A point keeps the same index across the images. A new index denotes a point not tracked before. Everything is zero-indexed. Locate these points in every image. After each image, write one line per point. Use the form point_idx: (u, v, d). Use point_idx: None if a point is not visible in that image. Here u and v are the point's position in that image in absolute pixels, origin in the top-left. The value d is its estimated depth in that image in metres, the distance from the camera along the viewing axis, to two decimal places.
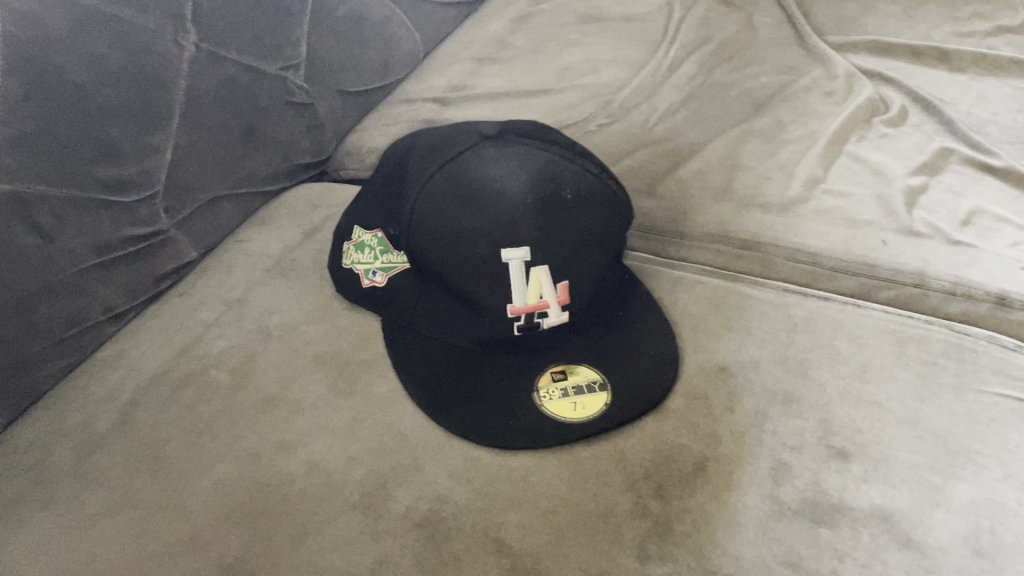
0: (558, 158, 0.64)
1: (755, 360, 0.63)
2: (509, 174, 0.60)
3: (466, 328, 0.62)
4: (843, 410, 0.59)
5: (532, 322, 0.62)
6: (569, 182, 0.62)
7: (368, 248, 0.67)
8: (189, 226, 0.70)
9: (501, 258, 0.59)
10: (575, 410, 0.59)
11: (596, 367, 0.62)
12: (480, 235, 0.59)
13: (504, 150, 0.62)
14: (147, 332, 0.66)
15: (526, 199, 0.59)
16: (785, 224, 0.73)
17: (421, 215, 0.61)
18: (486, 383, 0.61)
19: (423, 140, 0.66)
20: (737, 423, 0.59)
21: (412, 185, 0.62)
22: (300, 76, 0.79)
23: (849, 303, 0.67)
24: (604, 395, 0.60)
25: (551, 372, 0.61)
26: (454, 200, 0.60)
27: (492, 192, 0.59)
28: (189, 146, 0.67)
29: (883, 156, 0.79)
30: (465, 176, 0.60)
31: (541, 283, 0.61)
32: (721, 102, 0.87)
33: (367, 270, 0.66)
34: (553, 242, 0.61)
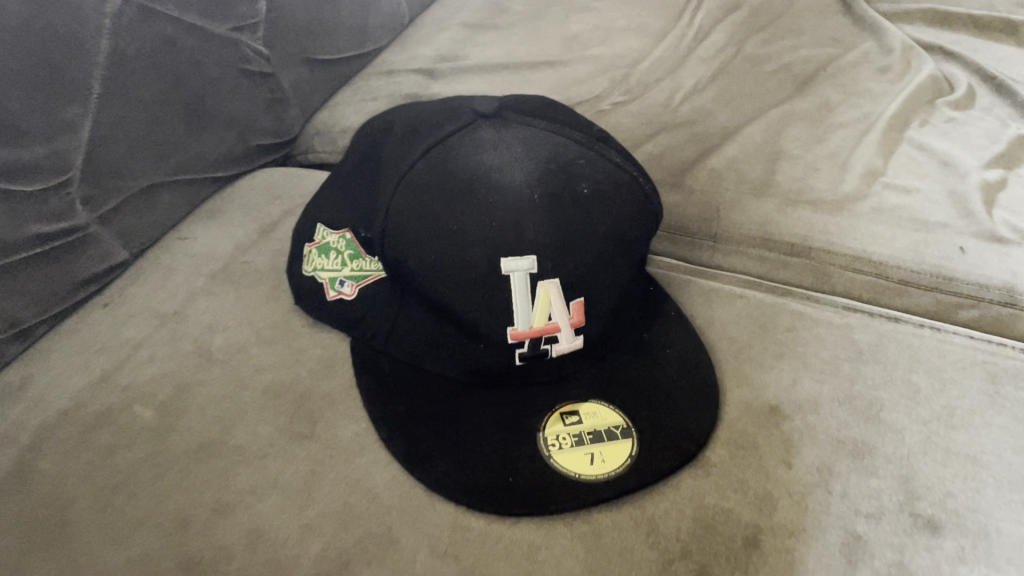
0: (571, 144, 0.51)
1: (814, 399, 0.51)
2: (509, 164, 0.48)
3: (455, 355, 0.49)
4: (928, 466, 0.47)
5: (538, 349, 0.49)
6: (585, 173, 0.50)
7: (334, 253, 0.54)
8: (115, 220, 0.57)
9: (499, 270, 0.47)
10: (592, 464, 0.46)
11: (616, 408, 0.49)
12: (471, 239, 0.46)
13: (503, 133, 0.50)
14: (60, 352, 0.53)
15: (531, 194, 0.47)
16: (840, 225, 0.60)
17: (399, 214, 0.48)
18: (479, 425, 0.48)
19: (403, 119, 0.54)
20: (795, 483, 0.46)
21: (388, 177, 0.50)
22: (258, 40, 0.65)
23: (926, 326, 0.55)
24: (629, 445, 0.47)
25: (561, 414, 0.49)
26: (439, 195, 0.47)
27: (488, 185, 0.47)
28: (115, 123, 0.54)
29: (951, 146, 0.66)
30: (453, 165, 0.48)
31: (550, 301, 0.48)
32: (756, 78, 0.74)
33: (334, 279, 0.54)
34: (568, 249, 0.48)
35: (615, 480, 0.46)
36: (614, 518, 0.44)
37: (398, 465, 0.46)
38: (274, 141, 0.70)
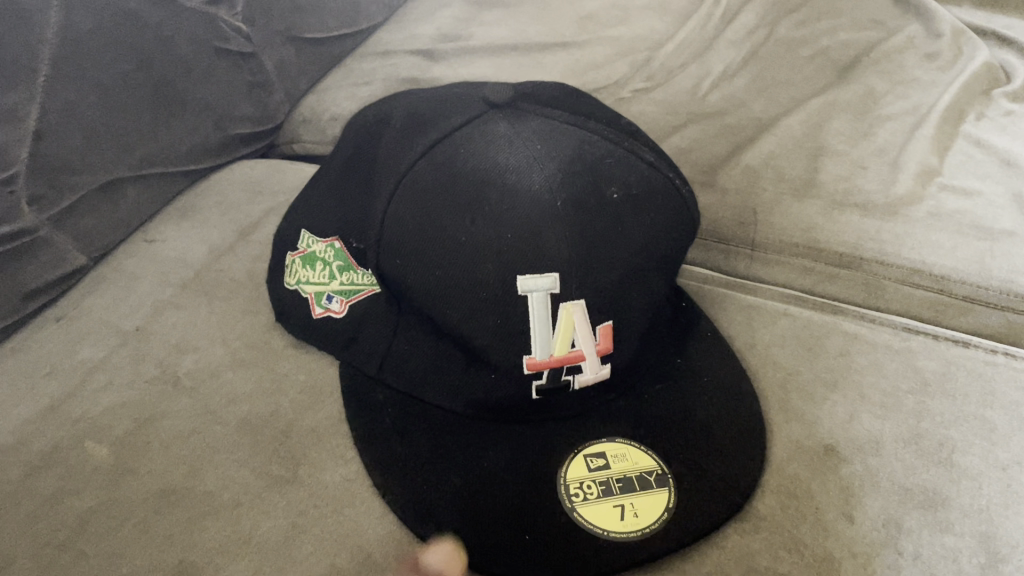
0: (599, 141, 0.44)
1: (875, 439, 0.44)
2: (527, 164, 0.41)
3: (461, 387, 0.42)
4: (1010, 521, 0.40)
5: (557, 380, 0.42)
6: (616, 177, 0.42)
7: (321, 264, 0.47)
8: (70, 220, 0.49)
9: (517, 290, 0.40)
10: (622, 519, 0.39)
11: (648, 449, 0.42)
12: (483, 253, 0.39)
13: (520, 127, 0.43)
14: (4, 376, 0.46)
15: (553, 201, 0.40)
16: (895, 232, 0.54)
17: (396, 220, 0.41)
18: (487, 468, 0.41)
19: (402, 107, 0.46)
20: (860, 541, 0.39)
21: (384, 176, 0.43)
22: (236, 15, 0.58)
23: (998, 352, 0.48)
24: (665, 495, 0.40)
25: (586, 456, 0.42)
26: (445, 201, 0.40)
27: (502, 191, 0.40)
28: (68, 110, 0.47)
29: (1013, 141, 0.59)
30: (462, 165, 0.41)
31: (573, 325, 0.41)
32: (792, 64, 0.67)
33: (320, 294, 0.47)
34: (596, 266, 0.41)
35: (652, 538, 0.38)
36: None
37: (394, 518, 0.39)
38: (255, 130, 0.63)
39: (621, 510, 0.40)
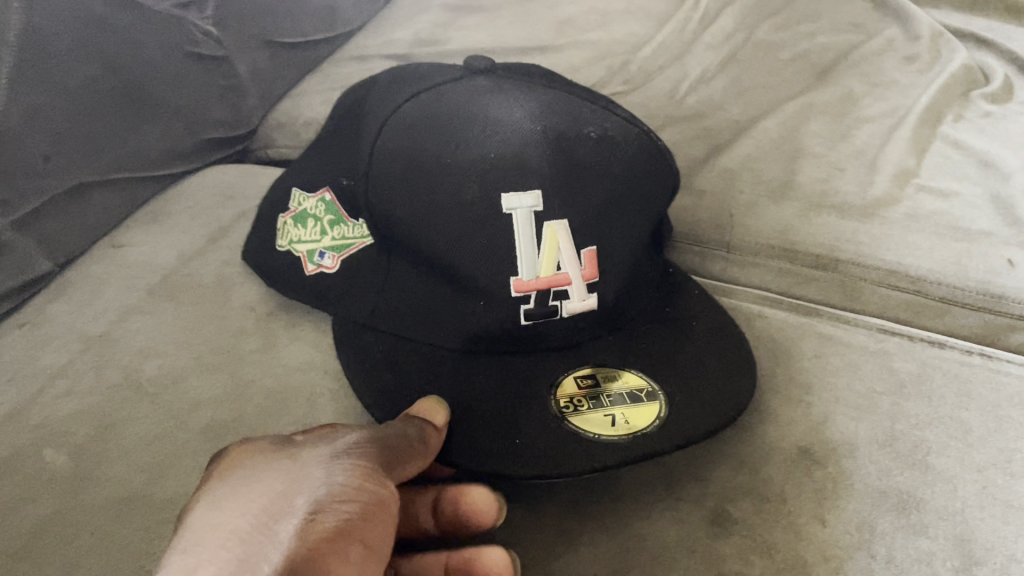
0: (576, 98, 0.46)
1: (850, 441, 0.43)
2: (507, 100, 0.44)
3: (450, 320, 0.42)
4: (985, 523, 0.40)
5: (546, 306, 0.42)
6: (593, 120, 0.45)
7: (312, 221, 0.48)
8: (34, 225, 0.49)
9: (501, 208, 0.40)
10: (613, 425, 0.39)
11: (641, 372, 0.42)
12: (466, 168, 0.41)
13: (500, 82, 0.46)
14: None
15: (533, 126, 0.42)
16: (871, 234, 0.53)
17: (384, 152, 0.44)
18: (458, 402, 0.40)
19: (392, 73, 0.50)
20: (833, 545, 0.39)
21: (372, 120, 0.46)
22: (207, 15, 0.58)
23: (974, 352, 0.48)
24: (655, 408, 0.40)
25: (575, 377, 0.41)
26: (428, 131, 0.43)
27: (484, 118, 0.42)
28: (33, 114, 0.46)
29: (991, 142, 0.59)
30: (445, 100, 0.44)
31: (558, 246, 0.41)
32: (771, 67, 0.67)
33: (312, 251, 0.48)
34: (579, 192, 0.42)
35: (642, 442, 0.39)
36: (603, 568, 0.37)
37: None
38: (228, 135, 0.62)
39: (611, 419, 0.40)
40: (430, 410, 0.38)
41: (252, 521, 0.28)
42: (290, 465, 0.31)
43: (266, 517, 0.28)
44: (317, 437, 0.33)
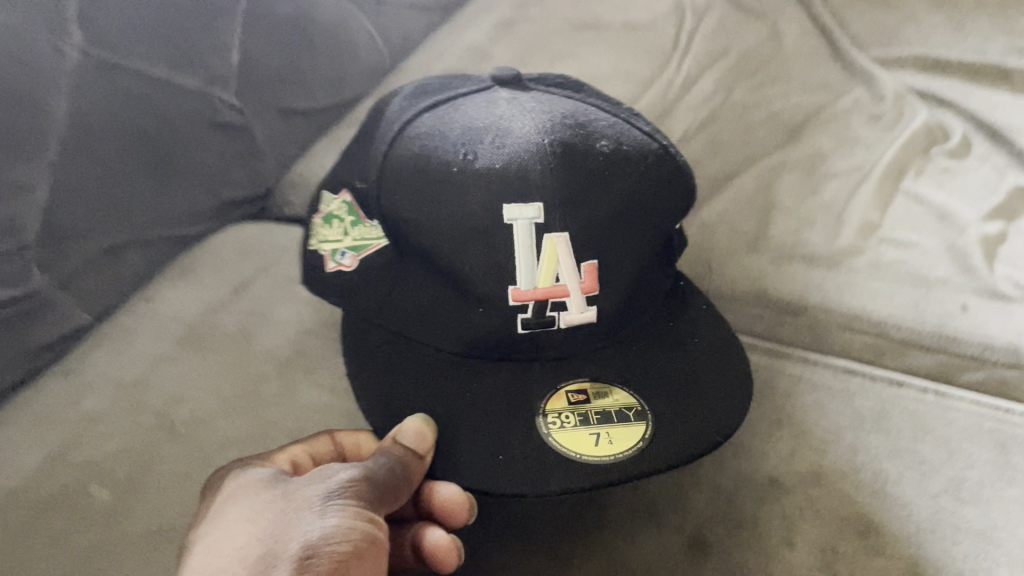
0: (594, 113, 0.51)
1: (817, 472, 0.48)
2: (518, 117, 0.49)
3: (456, 325, 0.47)
4: (938, 546, 0.44)
5: (544, 315, 0.47)
6: (605, 133, 0.49)
7: (336, 223, 0.55)
8: (74, 284, 0.53)
9: (502, 219, 0.45)
10: (598, 444, 0.44)
11: (629, 389, 0.47)
12: (473, 176, 0.46)
13: (523, 100, 0.51)
14: (15, 426, 0.49)
15: (540, 139, 0.47)
16: (838, 282, 0.58)
17: (401, 165, 0.49)
18: (470, 430, 0.45)
19: (428, 94, 0.55)
20: (799, 567, 0.43)
21: (401, 133, 0.51)
22: (232, 93, 0.62)
23: (929, 390, 0.52)
24: (640, 428, 0.45)
25: (568, 392, 0.46)
26: (446, 144, 0.48)
27: (496, 134, 0.48)
28: (75, 183, 0.52)
29: (948, 196, 0.65)
30: (464, 121, 0.50)
31: (558, 259, 0.46)
32: (746, 126, 0.72)
33: (335, 251, 0.53)
34: (584, 200, 0.46)
35: (626, 459, 0.44)
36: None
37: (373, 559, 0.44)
38: (247, 195, 0.66)
39: (597, 437, 0.45)
40: (421, 435, 0.43)
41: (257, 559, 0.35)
42: (292, 506, 0.38)
43: (266, 558, 0.35)
44: (313, 478, 0.39)
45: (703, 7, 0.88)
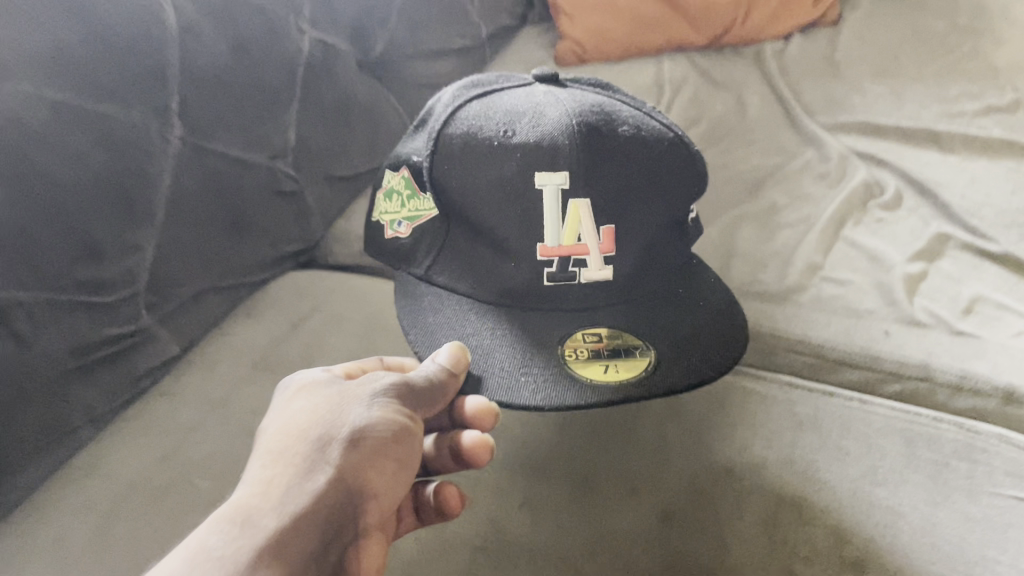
0: (617, 104, 0.65)
1: (763, 462, 0.61)
2: (552, 105, 0.62)
3: (496, 277, 0.61)
4: (856, 517, 0.57)
5: (568, 271, 0.61)
6: (626, 122, 0.63)
7: (396, 196, 0.68)
8: (171, 322, 0.67)
9: (534, 184, 0.59)
10: (606, 372, 0.57)
11: (638, 334, 0.60)
12: (513, 152, 0.60)
13: (558, 93, 0.65)
14: (129, 436, 0.63)
15: (571, 121, 0.60)
16: (786, 313, 0.72)
17: (449, 138, 0.63)
18: (498, 367, 0.57)
19: (476, 85, 0.69)
20: (743, 533, 0.56)
21: (447, 113, 0.65)
22: (289, 165, 0.76)
23: (854, 398, 0.65)
24: (643, 363, 0.58)
25: (584, 335, 0.59)
26: (489, 124, 0.62)
27: (533, 116, 0.61)
28: (173, 243, 0.65)
29: (881, 241, 0.78)
30: (506, 106, 0.64)
31: (579, 221, 0.60)
32: (714, 184, 0.86)
33: (394, 221, 0.68)
34: (601, 176, 0.60)
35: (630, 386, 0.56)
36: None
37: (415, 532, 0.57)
38: (298, 248, 0.80)
39: (607, 367, 0.57)
40: (456, 358, 0.55)
41: (318, 441, 0.47)
42: (347, 401, 0.50)
43: (325, 441, 0.47)
44: (364, 381, 0.52)
45: (679, 82, 1.02)
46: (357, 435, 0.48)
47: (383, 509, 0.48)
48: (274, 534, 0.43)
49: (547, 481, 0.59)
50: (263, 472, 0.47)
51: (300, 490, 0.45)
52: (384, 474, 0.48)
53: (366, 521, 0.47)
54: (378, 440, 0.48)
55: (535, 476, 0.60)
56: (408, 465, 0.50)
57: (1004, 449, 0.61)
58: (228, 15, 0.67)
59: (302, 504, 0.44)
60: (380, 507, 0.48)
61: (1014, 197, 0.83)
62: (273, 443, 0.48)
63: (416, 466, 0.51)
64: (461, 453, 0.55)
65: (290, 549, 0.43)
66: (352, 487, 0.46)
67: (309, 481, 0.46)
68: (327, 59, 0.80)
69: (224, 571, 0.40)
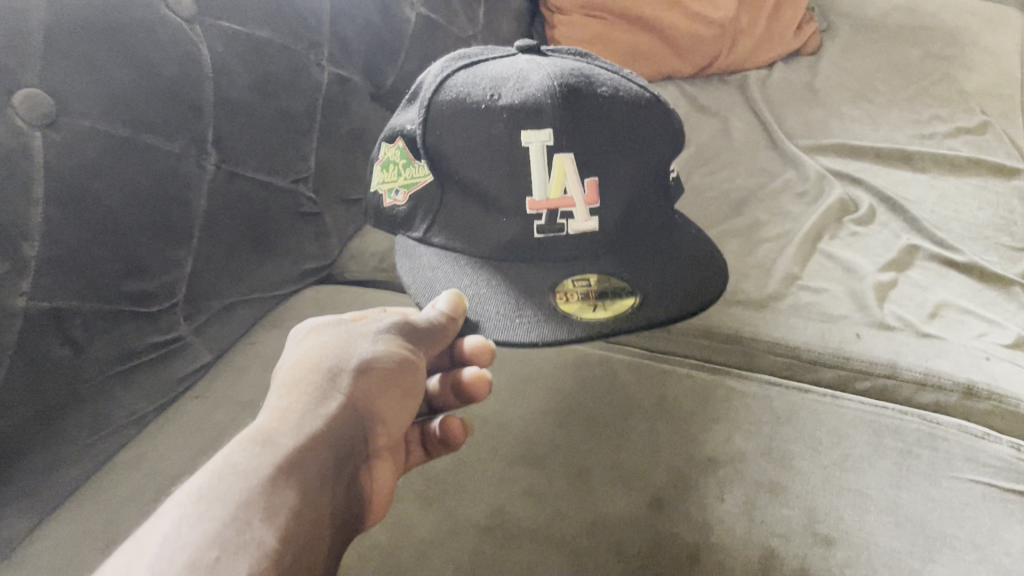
0: (592, 69, 0.71)
1: (743, 452, 0.67)
2: (534, 71, 0.69)
3: (489, 232, 0.68)
4: (827, 499, 0.63)
5: (556, 223, 0.67)
6: (602, 84, 0.69)
7: (393, 166, 0.75)
8: (204, 331, 0.74)
9: (521, 142, 0.66)
10: (594, 311, 0.65)
11: (623, 278, 0.67)
12: (500, 113, 0.66)
13: (538, 62, 0.71)
14: (168, 433, 0.69)
15: (552, 84, 0.67)
16: (766, 319, 0.78)
17: (439, 104, 0.69)
18: (494, 313, 0.65)
19: (462, 57, 0.75)
20: (725, 514, 0.62)
21: (436, 82, 0.71)
22: (309, 188, 0.84)
23: (827, 395, 0.71)
24: (630, 302, 0.66)
25: (574, 280, 0.67)
26: (477, 89, 0.68)
27: (517, 81, 0.68)
28: (207, 259, 0.72)
29: (854, 253, 0.85)
30: (492, 73, 0.70)
31: (565, 174, 0.66)
32: (700, 202, 0.93)
33: (391, 189, 0.74)
34: (580, 132, 0.67)
35: (613, 322, 0.65)
36: (595, 559, 0.59)
37: (430, 516, 0.63)
38: (317, 265, 0.87)
39: (594, 307, 0.65)
40: (454, 304, 0.62)
41: (331, 372, 0.53)
42: (354, 343, 0.56)
43: (337, 374, 0.53)
44: (368, 326, 0.58)
45: None
46: (366, 365, 0.54)
47: (390, 434, 0.55)
48: (296, 448, 0.47)
49: (545, 469, 0.66)
50: (280, 399, 0.51)
51: (316, 413, 0.50)
52: (390, 403, 0.55)
53: (375, 443, 0.54)
54: (383, 370, 0.55)
55: (536, 467, 0.66)
56: (411, 395, 0.57)
57: (963, 438, 0.67)
58: (258, 54, 0.75)
59: (319, 425, 0.49)
60: (386, 433, 0.55)
61: (979, 212, 0.90)
62: (288, 376, 0.54)
63: (418, 397, 0.58)
64: (461, 387, 0.64)
65: (312, 462, 0.47)
66: (361, 412, 0.53)
67: (323, 406, 0.51)
68: (344, 92, 0.88)
69: (252, 480, 0.43)
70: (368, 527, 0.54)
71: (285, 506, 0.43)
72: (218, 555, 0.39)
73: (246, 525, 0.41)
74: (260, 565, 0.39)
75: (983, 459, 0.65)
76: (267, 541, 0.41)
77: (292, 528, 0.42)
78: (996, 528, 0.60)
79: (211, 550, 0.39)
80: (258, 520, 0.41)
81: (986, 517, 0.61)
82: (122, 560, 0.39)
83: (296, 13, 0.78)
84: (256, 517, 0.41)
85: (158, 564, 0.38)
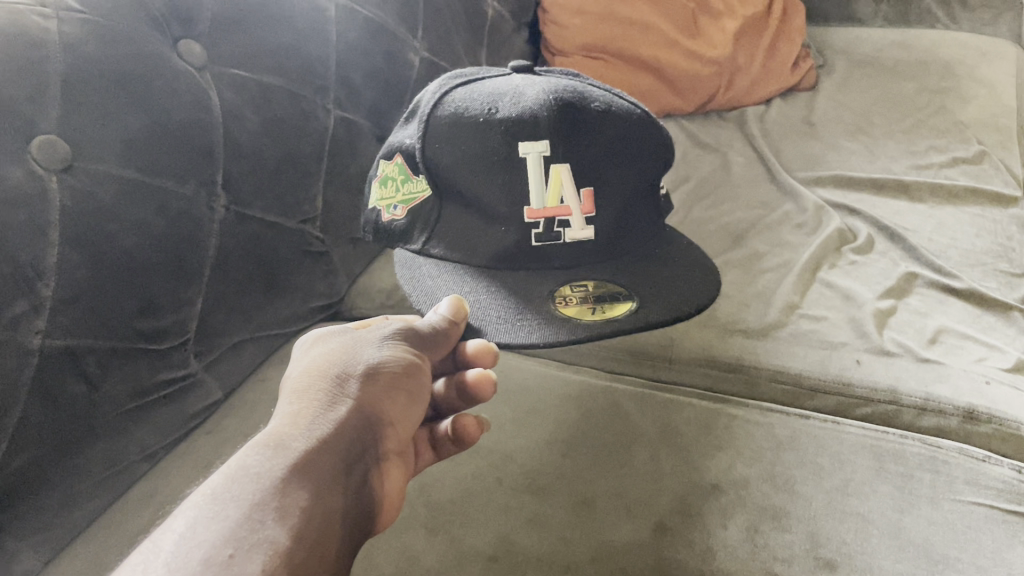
0: (585, 86, 0.74)
1: (745, 478, 0.67)
2: (529, 87, 0.71)
3: (482, 246, 0.70)
4: (830, 524, 0.63)
5: (552, 232, 0.70)
6: (596, 99, 0.71)
7: (392, 182, 0.76)
8: (214, 369, 0.76)
9: (518, 152, 0.68)
10: (594, 313, 0.67)
11: (618, 286, 0.70)
12: (498, 125, 0.68)
13: (533, 79, 0.74)
14: (179, 468, 0.70)
15: (547, 98, 0.69)
16: (767, 347, 0.79)
17: (439, 119, 0.71)
18: (495, 318, 0.67)
19: (459, 76, 0.78)
20: (727, 539, 0.62)
21: (434, 98, 0.73)
22: (317, 228, 0.86)
23: (829, 421, 0.72)
24: (627, 305, 0.69)
25: (571, 286, 0.69)
26: (474, 104, 0.70)
27: (513, 96, 0.70)
28: (218, 297, 0.74)
29: (853, 281, 0.86)
30: (489, 89, 0.72)
31: (562, 183, 0.69)
32: (700, 235, 0.94)
33: (390, 205, 0.75)
34: (575, 144, 0.69)
35: (612, 324, 0.67)
36: None
37: (436, 546, 0.64)
38: (325, 301, 0.88)
39: (593, 310, 0.68)
40: (456, 308, 0.64)
41: (339, 377, 0.55)
42: (360, 350, 0.58)
43: (345, 378, 0.55)
44: (374, 333, 0.60)
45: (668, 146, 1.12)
46: (373, 370, 0.56)
47: (400, 436, 0.57)
48: (306, 451, 0.48)
49: (551, 498, 0.67)
50: (290, 405, 0.53)
51: (327, 417, 0.51)
52: (399, 406, 0.56)
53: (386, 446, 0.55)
54: (390, 374, 0.56)
55: (541, 496, 0.67)
56: (418, 398, 0.58)
57: (964, 461, 0.67)
58: (268, 100, 0.77)
59: (330, 428, 0.51)
60: (396, 435, 0.56)
61: (977, 239, 0.92)
62: (298, 383, 0.55)
63: (425, 401, 0.60)
64: (465, 387, 0.65)
65: (322, 465, 0.48)
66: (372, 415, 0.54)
67: (332, 411, 0.52)
68: (351, 134, 0.90)
69: (264, 483, 0.45)
70: (385, 527, 0.55)
71: (296, 507, 0.44)
72: (231, 553, 0.40)
73: (259, 524, 0.42)
74: (273, 563, 0.41)
75: (985, 482, 0.65)
76: (280, 540, 0.42)
77: (304, 528, 0.44)
78: (998, 550, 0.61)
79: (225, 549, 0.40)
80: (271, 520, 0.43)
81: (988, 539, 0.61)
82: (140, 559, 0.41)
83: (305, 59, 0.81)
84: (268, 517, 0.43)
85: (174, 561, 0.40)
